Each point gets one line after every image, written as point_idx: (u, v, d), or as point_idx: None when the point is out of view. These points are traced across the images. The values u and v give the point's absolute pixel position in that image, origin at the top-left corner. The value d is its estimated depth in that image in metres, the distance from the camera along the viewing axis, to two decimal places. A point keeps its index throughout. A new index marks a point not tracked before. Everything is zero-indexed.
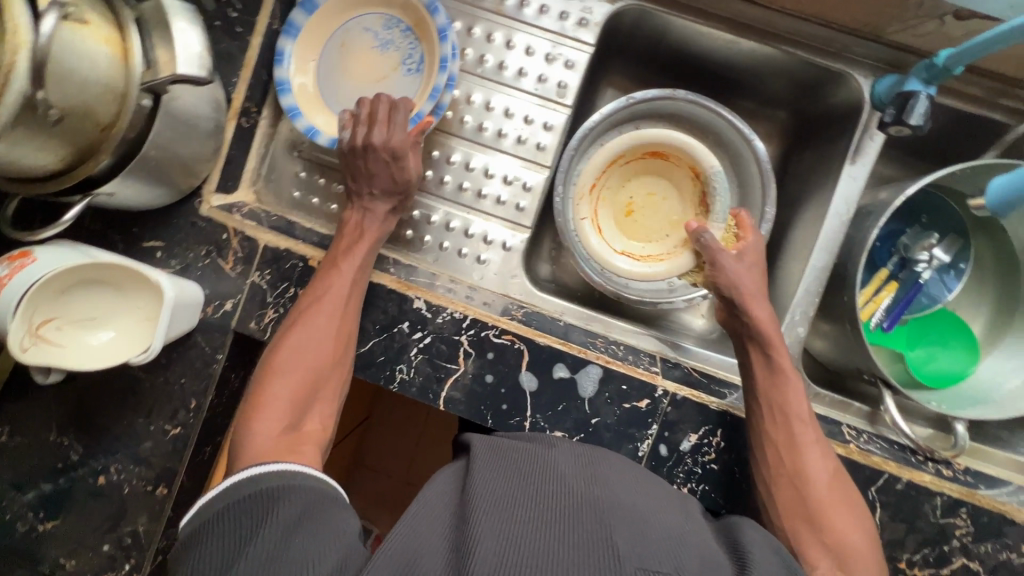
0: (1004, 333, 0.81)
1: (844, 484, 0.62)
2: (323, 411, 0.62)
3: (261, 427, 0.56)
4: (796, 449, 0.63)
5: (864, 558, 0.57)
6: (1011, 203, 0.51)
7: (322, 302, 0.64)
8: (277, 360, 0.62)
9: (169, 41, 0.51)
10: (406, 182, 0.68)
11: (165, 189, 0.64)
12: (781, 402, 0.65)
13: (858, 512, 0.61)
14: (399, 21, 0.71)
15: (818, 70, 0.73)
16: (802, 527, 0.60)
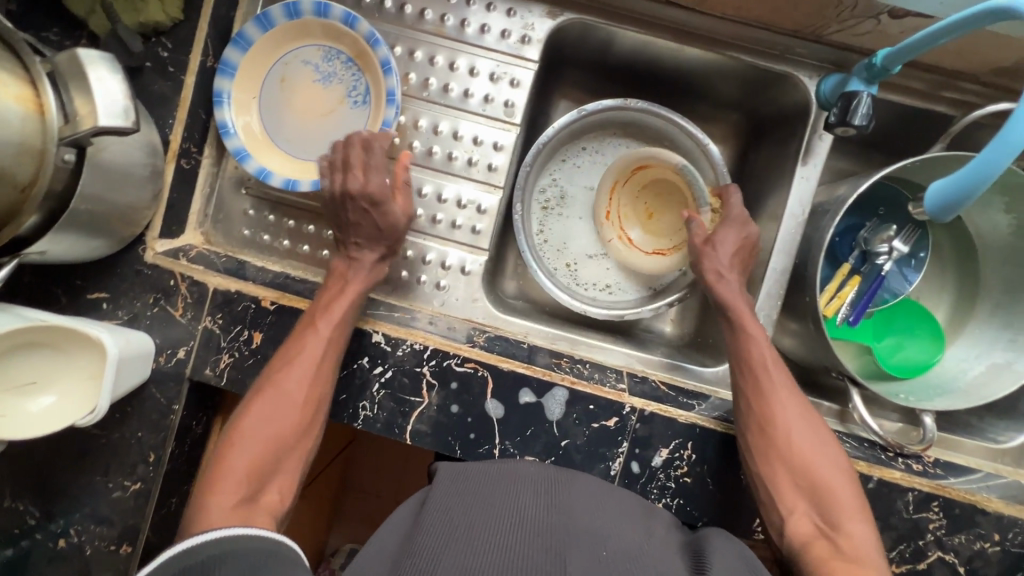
0: (966, 319, 0.82)
1: (817, 428, 0.64)
2: (285, 480, 0.60)
3: (217, 501, 0.55)
4: (768, 399, 0.64)
5: (842, 499, 0.59)
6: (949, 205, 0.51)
7: (294, 365, 0.62)
8: (241, 426, 0.60)
9: (87, 92, 0.49)
10: (391, 237, 0.68)
11: (103, 239, 0.62)
12: (750, 357, 0.67)
13: (832, 455, 0.62)
14: (341, 52, 0.69)
15: (764, 73, 0.73)
16: (780, 475, 0.61)
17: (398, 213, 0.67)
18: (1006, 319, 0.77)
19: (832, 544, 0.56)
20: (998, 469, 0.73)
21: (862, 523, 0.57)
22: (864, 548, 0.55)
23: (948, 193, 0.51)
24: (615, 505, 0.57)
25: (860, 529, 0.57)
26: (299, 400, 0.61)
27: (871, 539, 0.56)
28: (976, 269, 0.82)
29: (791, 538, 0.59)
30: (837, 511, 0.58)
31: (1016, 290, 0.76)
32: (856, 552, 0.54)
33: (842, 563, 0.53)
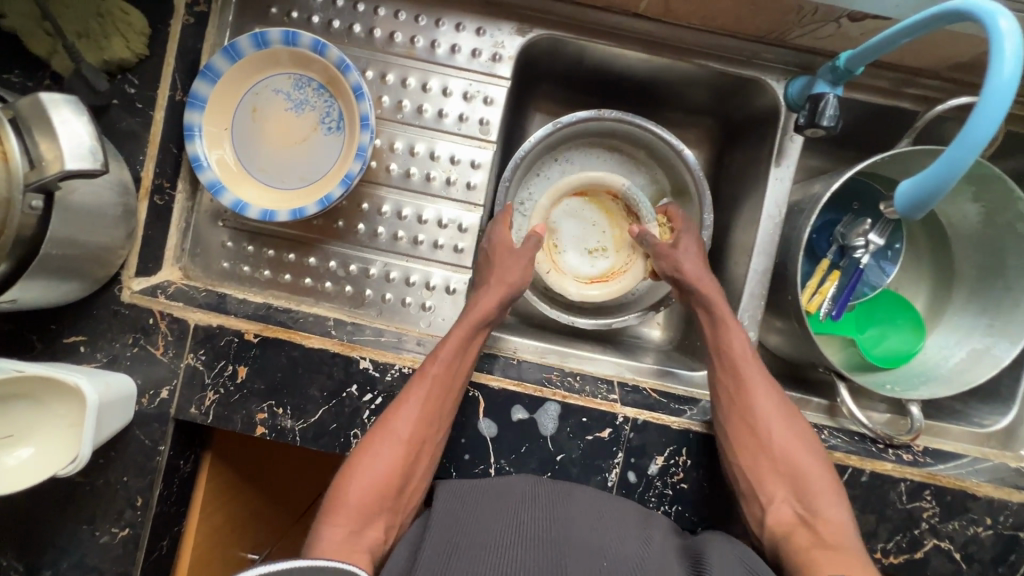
0: (945, 307, 0.83)
1: (790, 414, 0.65)
2: (390, 519, 0.59)
3: (331, 534, 0.55)
4: (744, 386, 0.66)
5: (820, 485, 0.60)
6: (916, 201, 0.49)
7: (410, 402, 0.61)
8: (355, 460, 0.60)
9: (52, 134, 0.49)
10: (515, 277, 0.69)
11: (78, 282, 0.60)
12: (728, 344, 0.68)
13: (806, 440, 0.63)
14: (312, 79, 0.69)
15: (733, 78, 0.74)
16: (757, 462, 0.62)
17: (512, 255, 0.70)
18: (983, 305, 0.78)
19: (812, 530, 0.56)
20: (985, 453, 0.74)
21: (838, 504, 0.58)
22: (842, 532, 0.56)
23: (916, 194, 0.49)
24: (615, 511, 0.58)
25: (837, 514, 0.57)
26: (406, 437, 0.60)
27: (848, 522, 0.57)
28: (951, 257, 0.84)
29: (772, 525, 0.59)
30: (815, 494, 0.59)
31: (990, 276, 0.78)
32: (833, 536, 0.55)
33: (821, 547, 0.54)
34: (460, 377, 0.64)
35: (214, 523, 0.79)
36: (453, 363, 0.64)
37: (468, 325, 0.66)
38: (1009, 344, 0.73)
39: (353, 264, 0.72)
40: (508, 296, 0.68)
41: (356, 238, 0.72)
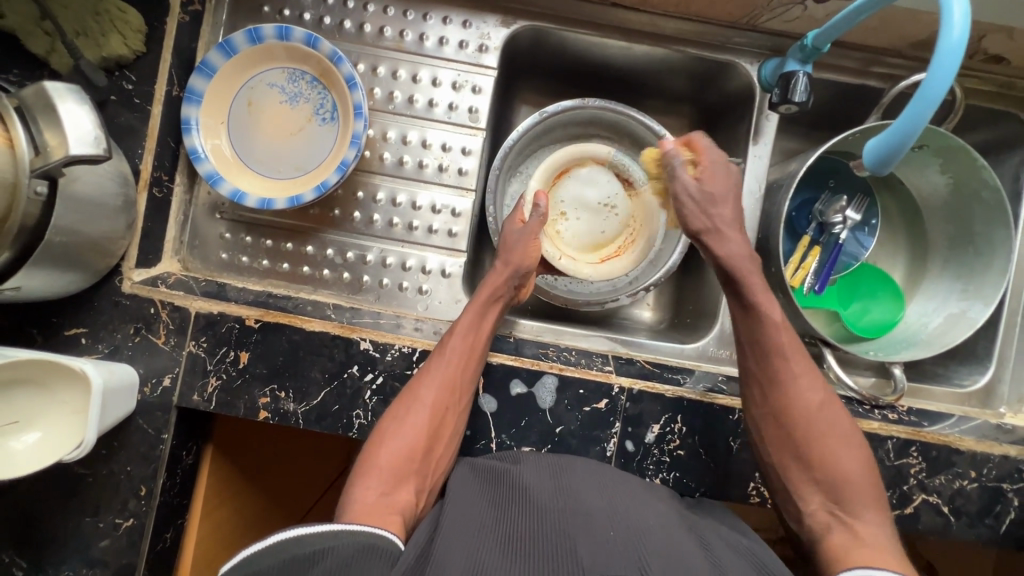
0: (921, 277, 0.87)
1: (836, 415, 0.62)
2: (418, 483, 0.61)
3: (363, 495, 0.57)
4: (782, 389, 0.62)
5: (861, 488, 0.57)
6: (883, 160, 0.55)
7: (432, 373, 0.64)
8: (383, 427, 0.63)
9: (57, 123, 0.50)
10: (520, 258, 0.72)
11: (80, 273, 0.61)
12: (769, 347, 0.63)
13: (850, 443, 0.60)
14: (305, 73, 0.71)
15: (708, 63, 0.78)
16: (794, 464, 0.61)
17: (519, 236, 0.73)
18: (956, 271, 0.82)
19: (848, 530, 0.55)
20: (966, 412, 0.77)
21: (880, 511, 0.56)
22: (880, 535, 0.54)
23: (880, 152, 0.54)
24: (622, 482, 0.60)
25: (878, 521, 0.55)
26: (429, 404, 0.63)
27: (890, 530, 0.55)
28: (923, 228, 0.88)
29: (810, 524, 0.59)
30: (856, 497, 0.57)
31: (961, 243, 0.82)
32: (869, 536, 0.54)
33: (854, 546, 0.53)
34: (479, 348, 0.67)
35: (218, 516, 0.79)
36: (469, 336, 0.67)
37: (482, 300, 0.70)
38: (983, 305, 0.76)
39: (349, 251, 0.74)
40: (516, 274, 0.72)
41: (352, 226, 0.74)
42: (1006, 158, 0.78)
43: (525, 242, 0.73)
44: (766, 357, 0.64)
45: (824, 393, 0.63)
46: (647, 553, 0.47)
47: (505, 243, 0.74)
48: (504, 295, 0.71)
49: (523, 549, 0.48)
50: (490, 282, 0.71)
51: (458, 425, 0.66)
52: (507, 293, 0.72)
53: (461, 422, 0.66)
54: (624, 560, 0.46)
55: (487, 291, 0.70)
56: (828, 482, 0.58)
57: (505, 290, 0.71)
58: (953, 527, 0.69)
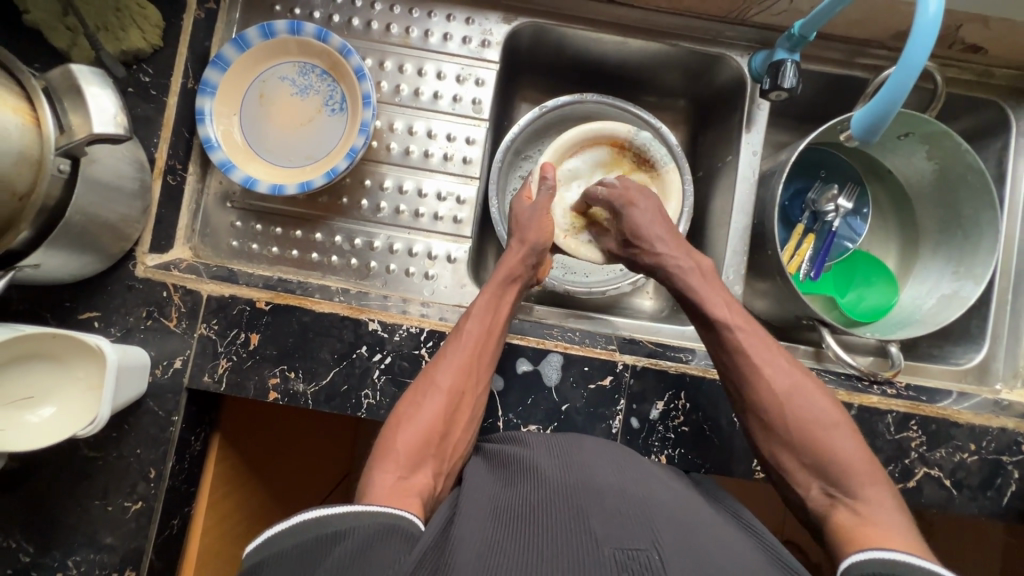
0: (914, 262, 0.89)
1: (810, 396, 0.60)
2: (436, 468, 0.58)
3: (381, 478, 0.53)
4: (756, 380, 0.62)
5: (856, 467, 0.55)
6: (870, 130, 0.61)
7: (448, 356, 0.64)
8: (399, 413, 0.61)
9: (82, 105, 0.51)
10: (535, 233, 0.74)
11: (95, 255, 0.63)
12: (733, 342, 0.64)
13: (837, 426, 0.58)
14: (315, 66, 0.74)
15: (700, 56, 0.82)
16: (785, 454, 0.59)
17: (532, 211, 0.75)
18: (948, 254, 0.84)
19: (850, 512, 0.53)
20: (964, 389, 0.79)
21: (882, 489, 0.54)
22: (883, 511, 0.52)
23: (870, 121, 0.60)
24: (629, 458, 0.60)
25: (880, 499, 0.53)
26: (447, 386, 0.62)
27: (895, 506, 0.52)
28: (913, 215, 0.90)
29: (814, 512, 0.56)
30: (855, 476, 0.55)
31: (951, 226, 0.84)
32: (869, 514, 0.51)
33: (855, 526, 0.51)
34: (497, 331, 0.67)
35: (225, 508, 0.77)
36: (486, 318, 0.67)
37: (497, 283, 0.71)
38: (974, 284, 0.79)
39: (357, 238, 0.76)
40: (533, 253, 0.73)
41: (359, 213, 0.76)
42: (990, 143, 0.81)
43: (538, 218, 0.75)
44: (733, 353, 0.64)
45: (800, 377, 0.62)
46: (660, 524, 0.47)
47: (517, 224, 0.75)
48: (521, 277, 0.73)
49: (535, 520, 0.48)
50: (506, 264, 0.72)
51: (476, 411, 0.65)
52: (525, 274, 0.73)
53: (479, 408, 0.65)
54: (637, 531, 0.45)
55: (503, 273, 0.71)
56: (821, 467, 0.57)
57: (523, 271, 0.73)
58: (956, 500, 0.70)
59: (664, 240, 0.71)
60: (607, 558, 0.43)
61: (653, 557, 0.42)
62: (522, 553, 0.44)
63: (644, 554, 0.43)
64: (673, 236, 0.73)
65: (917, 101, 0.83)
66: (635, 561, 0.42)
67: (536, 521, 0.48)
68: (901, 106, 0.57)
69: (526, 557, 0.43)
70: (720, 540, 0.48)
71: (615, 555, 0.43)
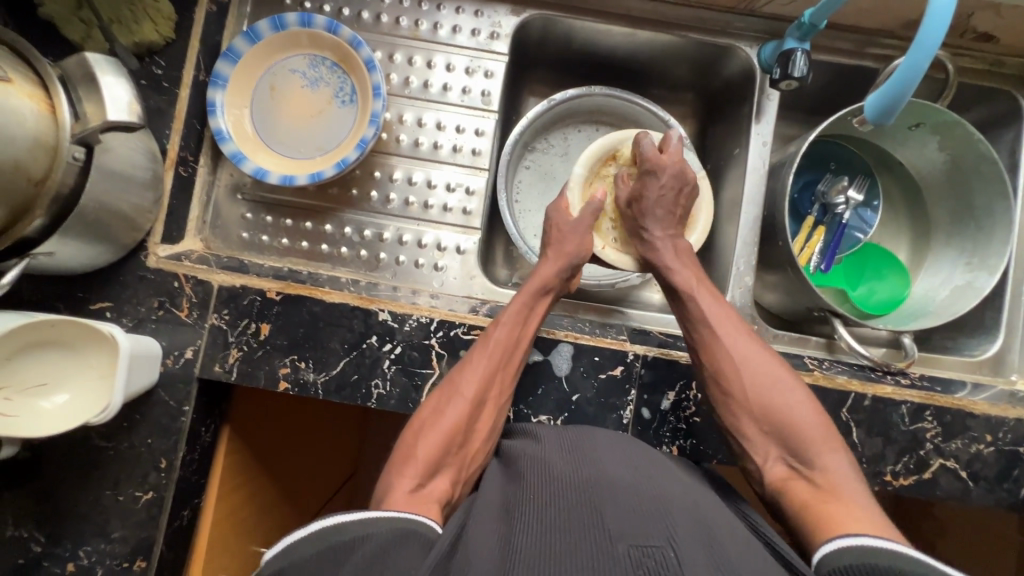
0: (925, 254, 0.89)
1: (767, 363, 0.62)
2: (454, 476, 0.58)
3: (400, 484, 0.53)
4: (716, 349, 0.64)
5: (813, 434, 0.58)
6: (884, 112, 0.61)
7: (474, 363, 0.63)
8: (420, 418, 0.60)
9: (97, 93, 0.52)
10: (573, 247, 0.72)
11: (108, 245, 0.63)
12: (695, 312, 0.66)
13: (793, 390, 0.60)
14: (326, 58, 0.75)
15: (709, 48, 0.82)
16: (744, 422, 0.61)
17: (574, 227, 0.74)
18: (960, 245, 0.84)
19: (808, 483, 0.56)
20: (978, 380, 0.78)
21: (837, 456, 0.56)
22: (841, 480, 0.54)
23: (882, 105, 0.60)
24: (643, 450, 0.58)
25: (835, 465, 0.56)
26: (472, 394, 0.61)
27: (849, 471, 0.55)
28: (924, 206, 0.90)
29: (770, 481, 0.58)
30: (810, 443, 0.57)
31: (963, 217, 0.84)
32: (828, 486, 0.54)
33: (818, 500, 0.53)
34: (525, 341, 0.66)
35: (233, 501, 0.77)
36: (516, 328, 0.66)
37: (530, 292, 0.69)
38: (988, 275, 0.78)
39: (367, 229, 0.76)
40: (568, 266, 0.72)
41: (369, 205, 0.77)
42: (1002, 133, 0.81)
43: (579, 234, 0.73)
44: (695, 322, 0.66)
45: (757, 345, 0.64)
46: (677, 519, 0.45)
47: (557, 233, 0.74)
48: (553, 288, 0.71)
49: (546, 517, 0.47)
50: (540, 274, 0.71)
51: (497, 419, 0.64)
52: (558, 285, 0.72)
53: (500, 417, 0.64)
54: (652, 525, 0.44)
55: (536, 282, 0.70)
56: (778, 434, 0.59)
57: (556, 282, 0.71)
58: (972, 492, 0.69)
59: (659, 219, 0.72)
60: (621, 556, 0.42)
61: (669, 554, 0.41)
62: (536, 552, 0.43)
63: (658, 551, 0.41)
64: (670, 215, 0.73)
65: (927, 91, 0.83)
66: (650, 559, 0.41)
67: (549, 515, 0.47)
68: (913, 90, 0.58)
69: (539, 557, 0.42)
70: (739, 538, 0.47)
71: (629, 553, 0.42)
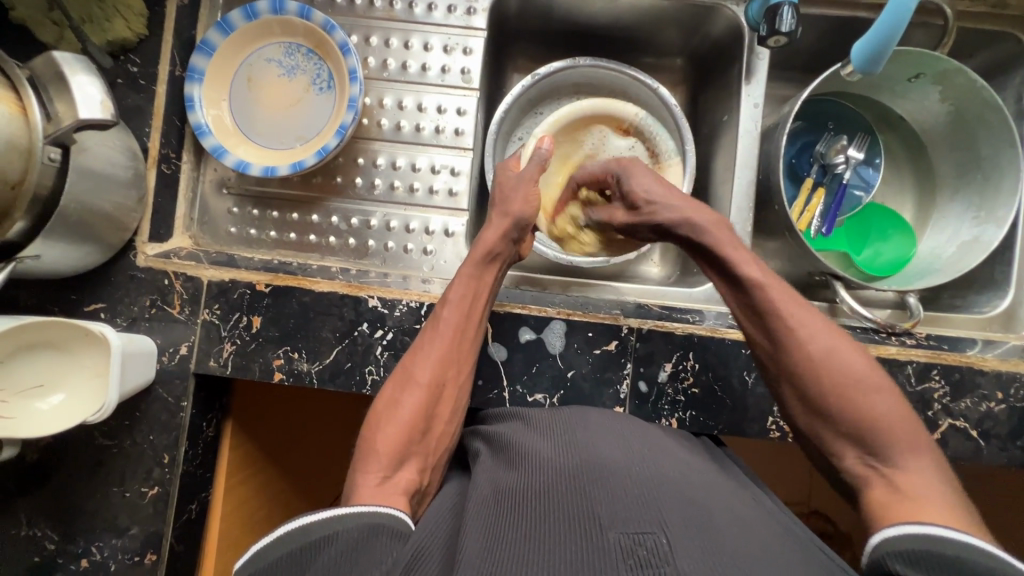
0: (931, 210, 0.86)
1: (851, 359, 0.55)
2: (422, 463, 0.57)
3: (365, 479, 0.51)
4: (791, 344, 0.57)
5: (898, 433, 0.51)
6: (870, 59, 0.64)
7: (427, 348, 0.63)
8: (379, 410, 0.59)
9: (67, 92, 0.51)
10: (519, 206, 0.71)
11: (95, 246, 0.64)
12: (763, 301, 0.59)
13: (873, 385, 0.53)
14: (301, 45, 0.74)
15: (693, 9, 0.79)
16: (818, 421, 0.55)
17: (517, 181, 0.73)
18: (967, 198, 0.81)
19: (886, 482, 0.49)
20: (989, 336, 0.75)
21: (922, 458, 0.50)
22: (924, 483, 0.48)
23: (870, 49, 0.63)
24: (633, 429, 0.57)
25: (922, 468, 0.49)
26: (426, 380, 0.61)
27: (938, 476, 0.48)
28: (928, 160, 0.86)
29: (846, 479, 0.53)
30: (897, 444, 0.50)
31: (969, 169, 0.80)
32: (911, 489, 0.47)
33: (895, 499, 0.47)
34: (476, 318, 0.65)
35: (240, 494, 0.78)
36: (464, 305, 0.65)
37: (474, 263, 0.67)
38: (995, 228, 0.75)
39: (354, 217, 0.76)
40: (514, 228, 0.70)
41: (354, 192, 0.76)
42: (1008, 79, 0.78)
43: (523, 189, 0.72)
44: (761, 313, 0.60)
45: (837, 337, 0.57)
46: (667, 503, 0.44)
47: (502, 194, 0.72)
48: (500, 255, 0.69)
49: (532, 509, 0.46)
50: (485, 240, 0.68)
51: (460, 401, 0.63)
52: (505, 251, 0.70)
53: (462, 398, 0.64)
54: (644, 513, 0.43)
55: (481, 250, 0.68)
56: (858, 435, 0.52)
57: (503, 248, 0.69)
58: (985, 451, 0.67)
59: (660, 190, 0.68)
60: (612, 544, 0.41)
61: (661, 541, 0.40)
62: (527, 542, 0.42)
63: (650, 538, 0.40)
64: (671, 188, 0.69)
65: (926, 40, 0.80)
66: (641, 547, 0.40)
67: (542, 504, 0.47)
68: (900, 34, 0.60)
69: (528, 546, 0.42)
70: (733, 515, 0.46)
71: (619, 540, 0.41)
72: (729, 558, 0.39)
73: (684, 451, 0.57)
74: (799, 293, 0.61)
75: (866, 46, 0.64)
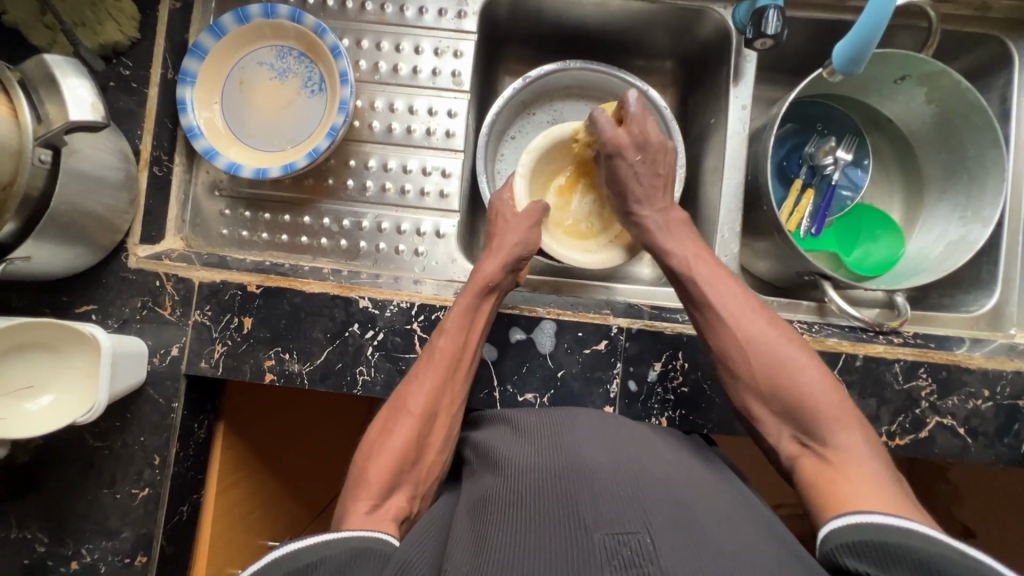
0: (919, 210, 0.86)
1: (778, 341, 0.59)
2: (411, 491, 0.57)
3: (355, 506, 0.52)
4: (721, 328, 0.61)
5: (826, 410, 0.54)
6: (853, 59, 0.65)
7: (420, 377, 0.62)
8: (371, 439, 0.59)
9: (58, 95, 0.51)
10: (515, 237, 0.72)
11: (87, 247, 0.64)
12: (697, 293, 0.64)
13: (804, 364, 0.57)
14: (292, 48, 0.75)
15: (680, 12, 0.80)
16: (756, 404, 0.58)
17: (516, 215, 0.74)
18: (954, 198, 0.81)
19: (818, 459, 0.53)
20: (977, 335, 0.76)
21: (852, 431, 0.52)
22: (857, 461, 0.50)
23: (853, 51, 0.64)
24: (623, 431, 0.58)
25: (850, 441, 0.52)
26: (420, 409, 0.60)
27: (866, 446, 0.52)
28: (916, 161, 0.87)
29: None
30: (824, 418, 0.54)
31: (956, 169, 0.81)
32: (842, 467, 0.50)
33: (827, 480, 0.50)
34: (472, 344, 0.65)
35: (233, 496, 0.78)
36: (461, 333, 0.64)
37: (472, 293, 0.66)
38: (982, 227, 0.76)
39: (345, 219, 0.76)
40: (512, 259, 0.70)
41: (346, 194, 0.76)
42: (992, 81, 0.79)
43: (513, 219, 0.74)
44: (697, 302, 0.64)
45: (765, 322, 0.60)
46: (652, 504, 0.44)
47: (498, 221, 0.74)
48: (499, 284, 0.69)
49: (519, 512, 0.46)
50: (484, 271, 0.68)
51: (451, 428, 0.63)
52: (502, 282, 0.69)
53: (455, 424, 0.63)
54: (629, 513, 0.43)
55: (479, 281, 0.67)
56: (791, 413, 0.55)
57: (501, 278, 0.69)
58: (972, 449, 0.67)
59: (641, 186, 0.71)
60: (596, 545, 0.41)
61: (645, 540, 0.40)
62: (510, 544, 0.43)
63: (635, 539, 0.40)
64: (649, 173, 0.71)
65: (912, 42, 0.81)
66: (625, 547, 0.40)
67: (527, 508, 0.47)
68: (880, 35, 0.61)
69: (512, 549, 0.42)
70: (719, 515, 0.46)
71: (605, 541, 0.41)
72: (715, 560, 0.39)
73: (672, 451, 0.57)
74: (732, 277, 0.65)
75: (850, 46, 0.65)
